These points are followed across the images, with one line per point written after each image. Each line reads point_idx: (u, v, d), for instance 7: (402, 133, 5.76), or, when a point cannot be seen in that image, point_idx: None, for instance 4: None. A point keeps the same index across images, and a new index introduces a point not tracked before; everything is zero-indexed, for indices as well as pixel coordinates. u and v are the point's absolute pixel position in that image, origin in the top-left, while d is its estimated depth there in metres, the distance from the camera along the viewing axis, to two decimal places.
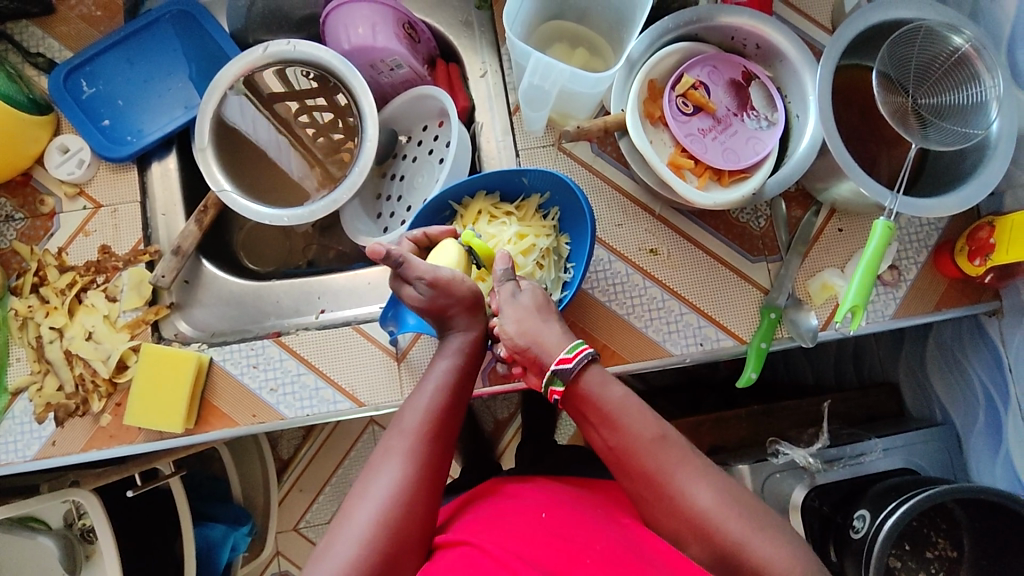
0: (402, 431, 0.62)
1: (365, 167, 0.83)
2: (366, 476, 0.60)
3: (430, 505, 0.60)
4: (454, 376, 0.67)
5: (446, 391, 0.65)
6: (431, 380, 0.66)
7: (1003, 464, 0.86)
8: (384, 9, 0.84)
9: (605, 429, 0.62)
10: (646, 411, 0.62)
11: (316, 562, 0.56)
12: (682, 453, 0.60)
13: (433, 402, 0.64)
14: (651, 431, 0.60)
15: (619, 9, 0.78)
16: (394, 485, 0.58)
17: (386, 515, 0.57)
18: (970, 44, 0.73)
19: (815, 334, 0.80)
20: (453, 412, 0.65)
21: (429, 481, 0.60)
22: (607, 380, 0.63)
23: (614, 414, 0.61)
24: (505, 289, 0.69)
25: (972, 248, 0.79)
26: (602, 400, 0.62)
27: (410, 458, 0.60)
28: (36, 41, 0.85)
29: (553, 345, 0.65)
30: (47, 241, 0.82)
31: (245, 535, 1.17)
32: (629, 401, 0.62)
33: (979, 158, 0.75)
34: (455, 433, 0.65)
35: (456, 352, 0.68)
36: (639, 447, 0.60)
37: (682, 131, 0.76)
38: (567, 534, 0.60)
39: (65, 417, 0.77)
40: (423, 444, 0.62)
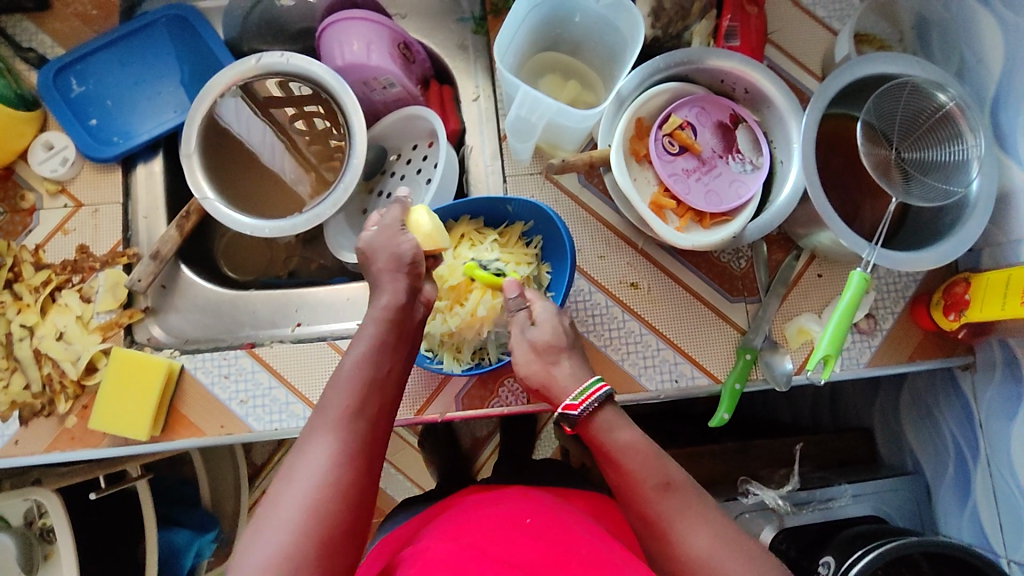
0: (326, 410, 0.59)
1: (350, 184, 0.83)
2: (293, 457, 0.57)
3: (364, 482, 0.57)
4: (384, 345, 0.65)
5: (371, 362, 0.63)
6: (356, 352, 0.64)
7: (970, 518, 0.86)
8: (380, 28, 0.84)
9: (614, 473, 0.62)
10: (655, 456, 0.62)
11: (244, 555, 0.52)
12: (687, 498, 0.60)
13: (360, 373, 0.62)
14: (655, 478, 0.60)
15: (612, 45, 0.79)
16: (322, 466, 0.55)
17: (318, 497, 0.54)
18: (955, 102, 0.75)
19: (788, 378, 0.80)
20: (381, 381, 0.63)
21: (358, 459, 0.57)
22: (620, 425, 0.64)
23: (624, 463, 0.62)
24: (518, 319, 0.72)
25: (947, 302, 0.80)
26: (610, 445, 0.63)
27: (336, 436, 0.57)
28: (28, 36, 0.85)
29: (561, 385, 0.67)
30: (25, 237, 0.81)
31: (210, 542, 1.15)
32: (640, 445, 0.63)
33: (957, 216, 0.76)
34: (385, 403, 0.63)
35: (381, 320, 0.66)
36: (643, 491, 0.60)
37: (666, 170, 0.76)
38: (553, 541, 0.59)
39: (29, 417, 0.76)
40: (351, 417, 0.59)
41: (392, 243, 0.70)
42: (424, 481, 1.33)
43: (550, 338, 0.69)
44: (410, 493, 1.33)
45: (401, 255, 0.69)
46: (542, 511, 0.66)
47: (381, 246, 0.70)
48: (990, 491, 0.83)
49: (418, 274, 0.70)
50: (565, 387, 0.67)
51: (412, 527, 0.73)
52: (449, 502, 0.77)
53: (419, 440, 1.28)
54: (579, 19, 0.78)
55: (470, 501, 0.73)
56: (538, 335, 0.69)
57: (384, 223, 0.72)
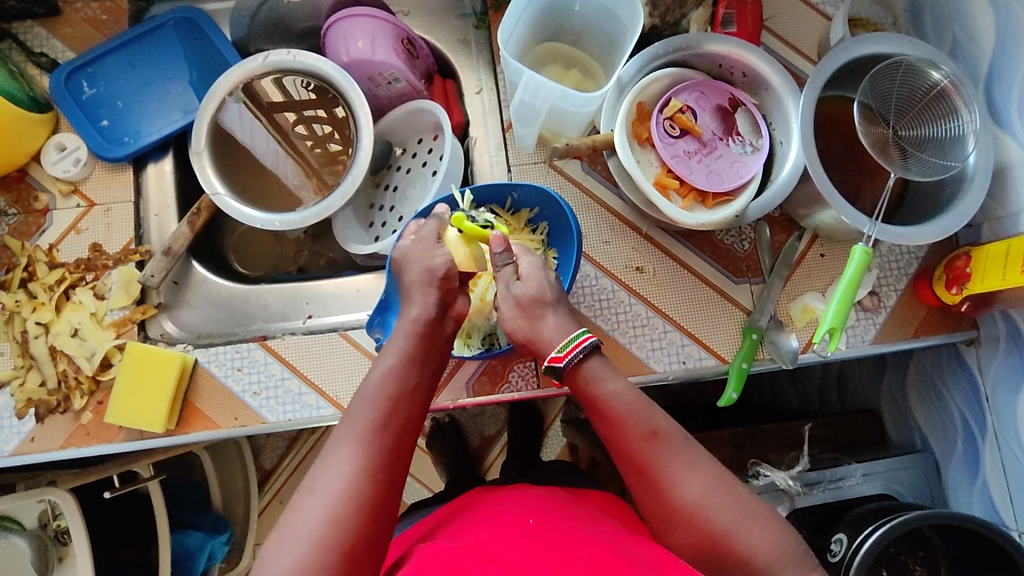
0: (352, 422, 0.60)
1: (359, 174, 0.84)
2: (316, 469, 0.58)
3: (386, 497, 0.57)
4: (411, 358, 0.65)
5: (399, 375, 0.64)
6: (382, 367, 0.65)
7: (980, 493, 0.87)
8: (384, 24, 0.86)
9: (603, 423, 0.63)
10: (642, 405, 0.62)
11: (264, 562, 0.53)
12: (675, 447, 0.61)
13: (384, 385, 0.63)
14: (641, 428, 0.62)
15: (611, 33, 0.81)
16: (345, 477, 0.56)
17: (339, 509, 0.55)
18: (948, 79, 0.76)
19: (795, 356, 0.81)
20: (407, 395, 0.63)
21: (381, 470, 0.58)
22: (606, 375, 0.64)
23: (611, 411, 0.63)
24: (505, 274, 0.70)
25: (949, 276, 0.81)
26: (597, 394, 0.64)
27: (360, 448, 0.58)
28: (40, 42, 0.87)
29: (546, 338, 0.66)
30: (39, 237, 0.82)
31: (223, 544, 1.15)
32: (626, 395, 0.63)
33: (956, 190, 0.77)
34: (412, 419, 0.63)
35: (409, 334, 0.66)
36: (630, 442, 0.61)
37: (667, 152, 0.78)
38: (554, 539, 0.61)
39: (45, 414, 0.77)
40: (376, 432, 0.60)
41: (427, 257, 0.70)
42: (433, 481, 1.33)
43: (535, 292, 0.67)
44: (420, 493, 1.33)
45: (435, 270, 0.69)
46: (548, 510, 0.68)
47: (415, 258, 0.70)
48: (999, 464, 0.83)
49: (450, 288, 0.70)
50: (551, 337, 0.66)
51: (425, 525, 0.74)
52: (458, 503, 0.78)
53: (429, 439, 1.28)
54: (579, 8, 0.80)
55: (480, 500, 0.75)
56: (523, 290, 0.68)
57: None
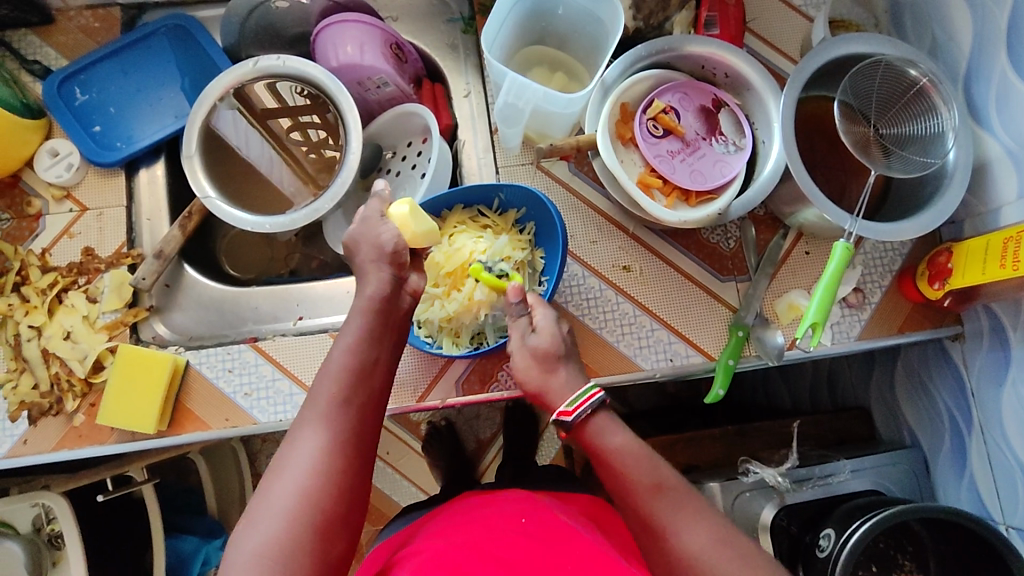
0: (315, 400, 0.60)
1: (348, 177, 0.85)
2: (283, 453, 0.58)
3: (354, 475, 0.58)
4: (371, 334, 0.64)
5: (358, 352, 0.63)
6: (343, 343, 0.63)
7: (967, 488, 0.88)
8: (373, 29, 0.87)
9: (609, 478, 0.63)
10: (648, 457, 0.63)
11: (235, 546, 0.54)
12: (680, 497, 0.61)
13: (344, 363, 0.62)
14: (648, 479, 0.62)
15: (595, 36, 0.82)
16: (311, 458, 0.56)
17: (308, 491, 0.55)
18: (927, 78, 0.78)
19: (780, 352, 0.82)
20: (371, 371, 0.63)
21: (346, 450, 0.58)
22: (613, 429, 0.65)
23: (616, 464, 0.63)
24: (519, 324, 0.71)
25: (932, 272, 0.82)
26: (603, 448, 0.64)
27: (323, 427, 0.58)
28: (33, 49, 0.88)
29: (557, 391, 0.66)
30: (32, 242, 0.83)
31: (217, 549, 1.16)
32: (632, 448, 0.63)
33: (937, 186, 0.78)
34: (375, 395, 0.63)
35: (366, 310, 0.64)
36: (638, 496, 0.61)
37: (651, 152, 0.79)
38: (542, 539, 0.62)
39: (37, 416, 0.77)
40: (338, 411, 0.59)
41: (373, 233, 0.67)
42: (428, 484, 1.33)
43: (548, 345, 0.67)
44: (415, 496, 1.33)
45: (383, 245, 0.66)
46: (538, 510, 0.69)
47: (362, 237, 0.68)
48: (985, 459, 0.84)
49: (403, 263, 0.67)
50: (561, 390, 0.66)
51: (413, 526, 0.75)
52: (447, 504, 0.79)
53: (424, 443, 1.29)
54: (562, 11, 0.82)
55: (467, 501, 0.75)
56: (538, 342, 0.68)
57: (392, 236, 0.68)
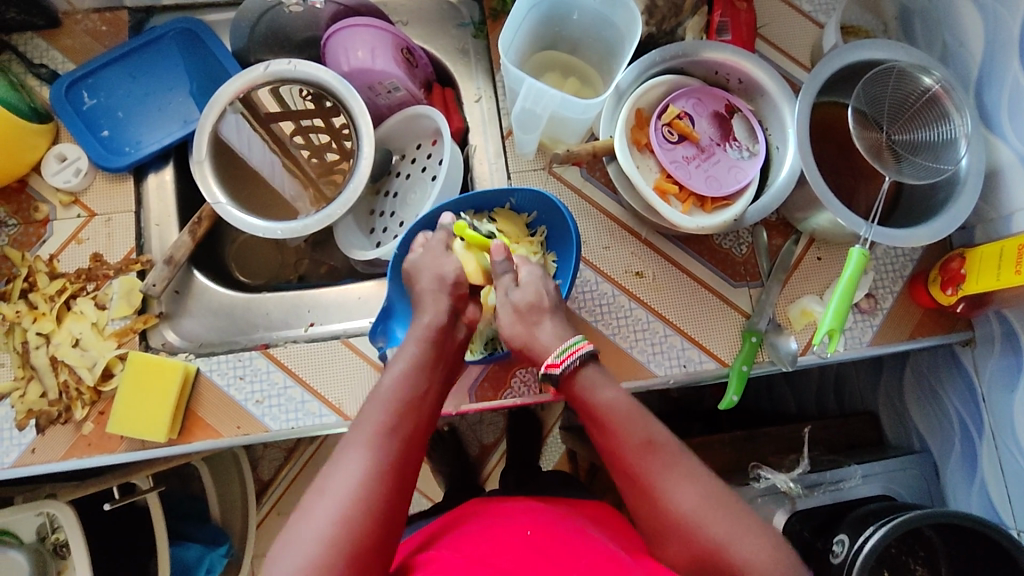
0: (365, 421, 0.60)
1: (360, 184, 0.84)
2: (327, 470, 0.58)
3: (395, 498, 0.57)
4: (425, 363, 0.65)
5: (412, 378, 0.64)
6: (397, 369, 0.65)
7: (978, 491, 0.88)
8: (384, 34, 0.87)
9: (599, 433, 0.63)
10: (639, 414, 0.62)
11: (273, 562, 0.53)
12: (670, 457, 0.61)
13: (398, 388, 0.63)
14: (640, 435, 0.61)
15: (609, 41, 0.82)
16: (357, 479, 0.56)
17: (350, 510, 0.54)
18: (940, 84, 0.78)
19: (794, 358, 0.82)
20: (422, 400, 0.63)
21: (393, 473, 0.57)
22: (605, 383, 0.65)
23: (602, 419, 0.63)
24: (504, 281, 0.71)
25: (945, 278, 0.82)
26: (592, 403, 0.64)
27: (372, 449, 0.58)
28: (40, 53, 0.87)
29: (544, 345, 0.67)
30: (39, 247, 0.82)
31: (222, 556, 1.14)
32: (623, 403, 0.63)
33: (949, 192, 0.78)
34: (423, 423, 0.63)
35: (422, 339, 0.67)
36: (626, 452, 0.61)
37: (667, 157, 0.79)
38: (552, 551, 0.62)
39: (46, 425, 0.76)
40: (388, 434, 0.59)
41: (438, 264, 0.72)
42: (433, 490, 1.32)
43: (533, 298, 0.69)
44: (419, 502, 1.32)
45: (441, 276, 0.70)
46: (549, 522, 0.68)
47: (424, 266, 0.72)
48: (996, 463, 0.84)
49: (461, 295, 0.72)
50: (547, 344, 0.67)
51: (422, 532, 0.73)
52: (459, 510, 0.78)
53: (428, 448, 1.28)
54: (577, 17, 0.81)
55: (476, 511, 0.74)
56: (521, 297, 0.69)
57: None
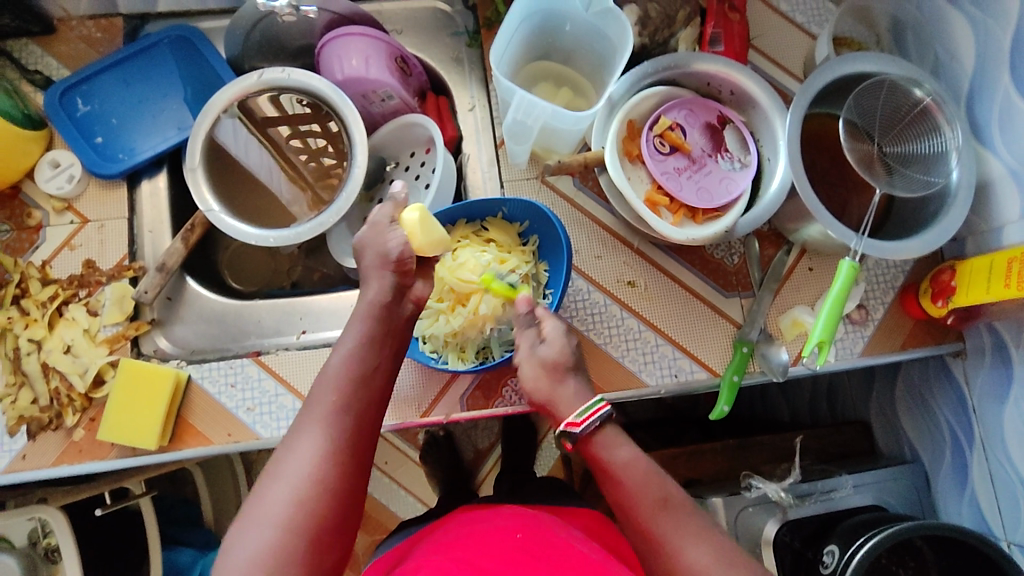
0: (315, 405, 0.60)
1: (353, 191, 0.85)
2: (279, 454, 0.57)
3: (351, 479, 0.57)
4: (370, 339, 0.64)
5: (359, 358, 0.63)
6: (344, 349, 0.64)
7: (969, 504, 0.88)
8: (378, 43, 0.87)
9: (613, 493, 0.63)
10: (655, 474, 0.63)
11: (230, 551, 0.53)
12: (682, 516, 0.61)
13: (345, 369, 0.62)
14: (654, 494, 0.61)
15: (601, 52, 0.82)
16: (310, 464, 0.56)
17: (304, 495, 0.55)
18: (931, 97, 0.78)
19: (785, 369, 0.81)
20: (371, 378, 0.63)
21: (346, 455, 0.58)
22: (620, 444, 0.64)
23: (620, 478, 0.62)
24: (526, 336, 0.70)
25: (935, 290, 0.82)
26: (610, 462, 0.63)
27: (322, 432, 0.58)
28: (35, 59, 0.88)
29: (567, 403, 0.66)
30: (32, 254, 0.82)
31: (214, 561, 1.14)
32: (639, 463, 0.63)
33: (940, 205, 0.79)
34: (374, 402, 0.63)
35: (367, 317, 0.65)
36: (641, 511, 0.61)
37: (658, 168, 0.79)
38: (539, 556, 0.61)
39: (37, 431, 0.76)
40: (338, 416, 0.59)
41: (384, 243, 0.68)
42: (426, 495, 1.32)
43: (557, 356, 0.68)
44: (413, 508, 1.32)
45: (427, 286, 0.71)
46: (537, 524, 0.68)
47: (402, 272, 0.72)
48: (987, 476, 0.84)
49: (409, 274, 0.67)
50: (569, 403, 0.66)
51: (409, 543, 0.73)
52: (441, 521, 0.78)
53: (421, 454, 1.28)
54: (570, 27, 0.82)
55: (462, 517, 0.74)
56: (548, 353, 0.68)
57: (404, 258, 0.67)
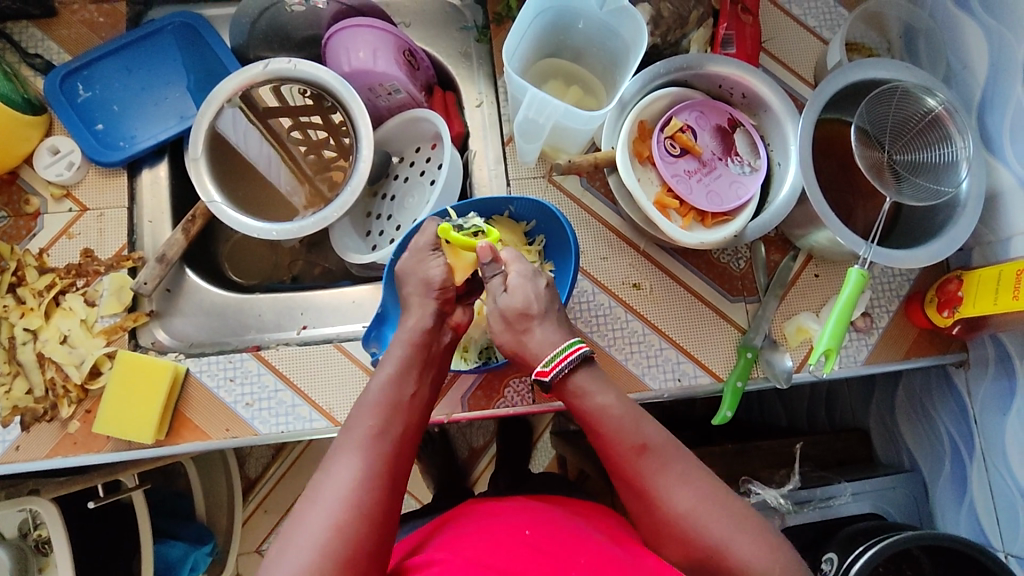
0: (355, 428, 0.60)
1: (358, 186, 0.83)
2: (318, 477, 0.57)
3: (390, 503, 0.57)
4: (409, 365, 0.65)
5: (399, 382, 0.63)
6: (384, 373, 0.64)
7: (967, 513, 0.88)
8: (386, 35, 0.86)
9: (594, 437, 0.64)
10: (632, 419, 0.62)
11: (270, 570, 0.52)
12: (663, 458, 0.61)
13: (387, 393, 0.62)
14: (631, 441, 0.62)
15: (613, 51, 0.81)
16: (351, 485, 0.55)
17: (344, 516, 0.54)
18: (943, 106, 0.77)
19: (789, 375, 0.82)
20: (410, 402, 0.63)
21: (386, 476, 0.57)
22: (597, 387, 0.64)
23: (599, 424, 0.63)
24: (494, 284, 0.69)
25: (941, 300, 0.82)
26: (585, 408, 0.64)
27: (364, 455, 0.57)
28: (35, 43, 0.86)
29: (534, 351, 0.66)
30: (29, 241, 0.81)
31: (207, 555, 1.13)
32: (615, 408, 0.63)
33: (949, 215, 0.78)
34: (413, 425, 0.63)
35: (408, 343, 0.66)
36: (619, 455, 0.62)
37: (668, 171, 0.78)
38: (549, 551, 0.61)
39: (31, 422, 0.75)
40: (379, 438, 0.59)
41: (420, 268, 0.70)
42: (421, 492, 1.31)
43: (521, 305, 0.67)
44: (408, 503, 1.31)
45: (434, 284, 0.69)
46: (540, 519, 0.67)
47: (410, 271, 0.70)
48: (986, 486, 0.84)
49: (447, 299, 0.70)
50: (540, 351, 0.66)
51: (414, 537, 0.73)
52: (449, 514, 0.76)
53: (417, 450, 1.27)
54: (582, 25, 0.81)
55: (468, 513, 0.74)
56: (509, 302, 0.67)
57: (416, 247, 0.71)
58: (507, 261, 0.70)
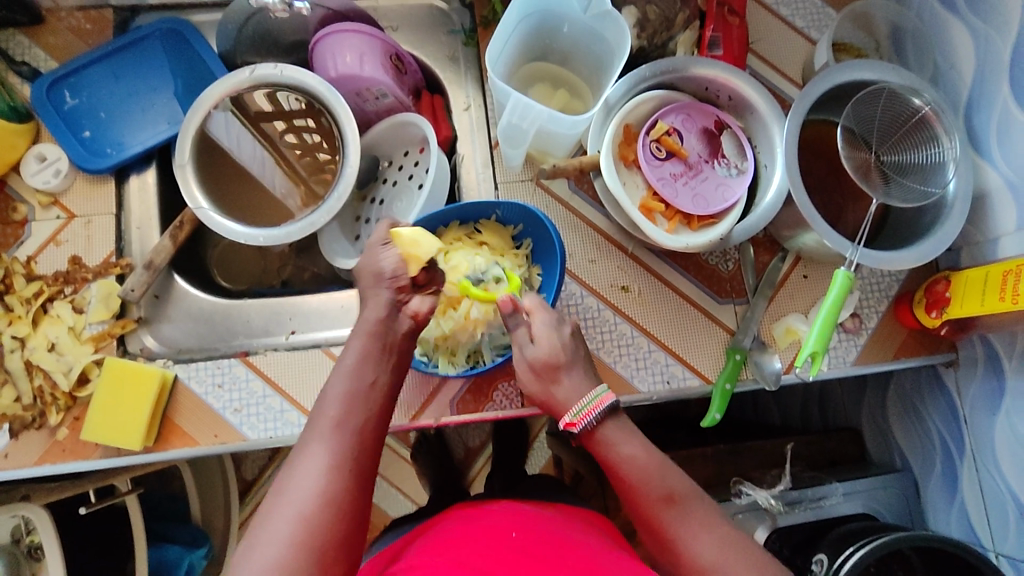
0: (318, 424, 0.60)
1: (344, 192, 0.83)
2: (285, 474, 0.57)
3: (355, 495, 0.56)
4: (370, 356, 0.64)
5: (360, 373, 0.63)
6: (345, 366, 0.64)
7: (958, 513, 0.88)
8: (372, 40, 0.86)
9: (618, 484, 0.64)
10: (659, 466, 0.63)
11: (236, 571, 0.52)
12: (689, 507, 0.61)
13: (346, 385, 0.62)
14: (658, 490, 0.62)
15: (598, 54, 0.81)
16: (314, 480, 0.55)
17: (308, 511, 0.54)
18: (930, 107, 0.78)
19: (777, 377, 0.82)
20: (370, 392, 0.63)
21: (349, 468, 0.57)
22: (625, 436, 0.65)
23: (623, 473, 0.63)
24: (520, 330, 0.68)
25: (929, 301, 0.82)
26: (612, 457, 0.64)
27: (326, 449, 0.57)
28: (22, 50, 0.86)
29: (563, 400, 0.66)
30: (17, 249, 0.81)
31: (201, 558, 1.13)
32: (641, 458, 0.63)
33: (937, 215, 0.78)
34: (375, 414, 0.62)
35: (366, 332, 0.65)
36: (646, 504, 0.62)
37: (654, 174, 0.78)
38: (535, 555, 0.61)
39: (20, 430, 0.75)
40: (340, 431, 0.59)
41: (374, 260, 0.69)
42: (416, 494, 1.32)
43: (547, 356, 0.66)
44: (403, 505, 1.31)
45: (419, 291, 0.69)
46: (530, 522, 0.68)
47: (367, 266, 0.69)
48: (976, 486, 0.84)
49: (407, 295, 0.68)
50: (566, 398, 0.66)
51: (401, 542, 0.73)
52: (434, 520, 0.77)
53: (413, 450, 1.26)
54: (567, 29, 0.81)
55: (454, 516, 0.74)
56: (536, 352, 0.67)
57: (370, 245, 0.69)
58: (530, 309, 0.69)
